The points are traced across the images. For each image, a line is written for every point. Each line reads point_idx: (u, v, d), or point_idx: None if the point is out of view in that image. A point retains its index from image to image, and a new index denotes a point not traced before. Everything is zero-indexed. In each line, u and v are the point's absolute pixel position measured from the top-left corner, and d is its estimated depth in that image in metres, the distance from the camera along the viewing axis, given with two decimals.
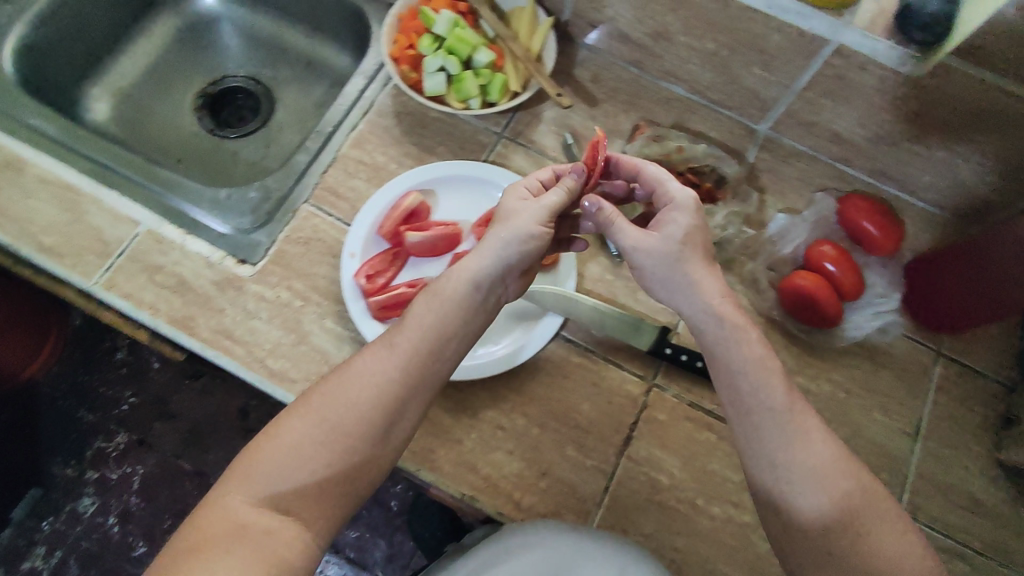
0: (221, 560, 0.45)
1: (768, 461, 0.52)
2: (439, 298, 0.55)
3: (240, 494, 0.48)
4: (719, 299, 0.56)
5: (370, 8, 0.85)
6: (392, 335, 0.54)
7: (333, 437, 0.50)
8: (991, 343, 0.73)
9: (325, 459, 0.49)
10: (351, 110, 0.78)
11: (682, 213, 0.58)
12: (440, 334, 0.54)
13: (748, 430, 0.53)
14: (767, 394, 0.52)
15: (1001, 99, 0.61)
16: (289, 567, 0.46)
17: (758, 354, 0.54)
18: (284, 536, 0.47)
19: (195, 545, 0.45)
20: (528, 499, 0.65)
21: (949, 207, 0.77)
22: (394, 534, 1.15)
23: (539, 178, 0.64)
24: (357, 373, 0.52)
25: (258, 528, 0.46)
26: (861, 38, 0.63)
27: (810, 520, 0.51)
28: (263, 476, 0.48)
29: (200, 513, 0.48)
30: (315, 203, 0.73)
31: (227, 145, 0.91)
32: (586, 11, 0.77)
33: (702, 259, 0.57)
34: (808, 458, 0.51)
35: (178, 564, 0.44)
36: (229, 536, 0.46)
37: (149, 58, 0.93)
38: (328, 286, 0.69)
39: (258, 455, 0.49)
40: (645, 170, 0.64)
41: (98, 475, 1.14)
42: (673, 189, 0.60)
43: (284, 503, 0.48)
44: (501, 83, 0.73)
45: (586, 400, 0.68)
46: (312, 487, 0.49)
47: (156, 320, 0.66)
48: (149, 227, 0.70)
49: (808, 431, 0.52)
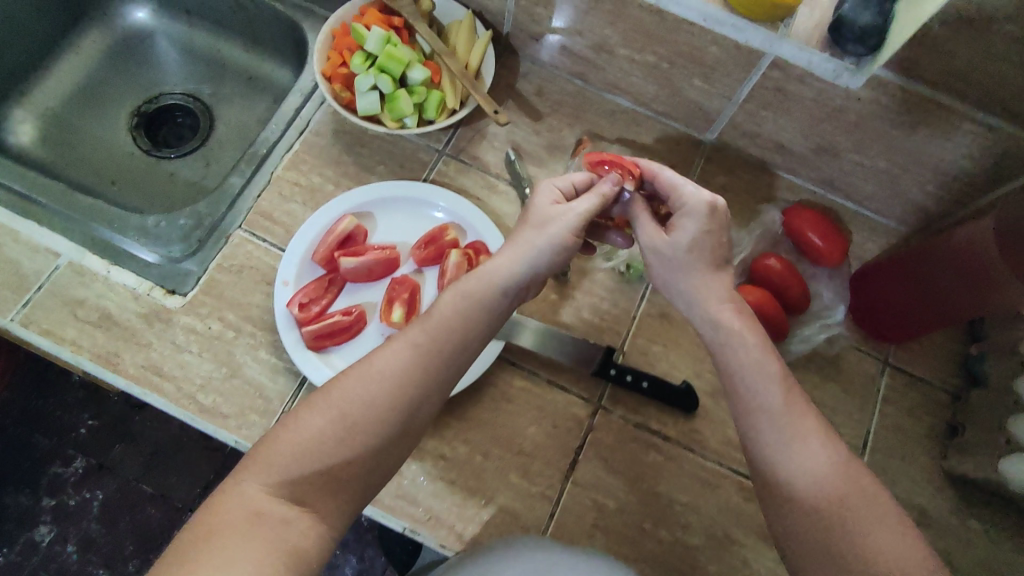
0: (233, 548, 0.42)
1: (770, 461, 0.51)
2: (465, 297, 0.54)
3: (257, 480, 0.46)
4: (720, 305, 0.56)
5: (308, 23, 0.82)
6: (416, 329, 0.53)
7: (353, 431, 0.49)
8: (936, 351, 0.73)
9: (346, 452, 0.48)
10: (287, 130, 0.76)
11: (693, 219, 0.56)
12: (462, 332, 0.54)
13: (748, 429, 0.53)
14: (767, 395, 0.52)
15: (936, 111, 0.60)
16: (303, 559, 0.44)
17: (755, 357, 0.53)
18: (300, 526, 0.45)
19: (206, 532, 0.43)
20: (471, 530, 0.63)
21: (894, 216, 0.77)
22: (365, 549, 1.10)
23: (570, 181, 0.62)
24: (378, 367, 0.51)
25: (275, 517, 0.44)
26: (796, 50, 0.62)
27: (803, 529, 0.49)
28: (282, 465, 0.47)
29: (211, 500, 0.46)
30: (247, 229, 0.71)
31: (164, 166, 0.87)
32: (526, 24, 0.75)
33: (709, 265, 0.57)
34: (806, 462, 0.50)
35: (190, 551, 0.42)
36: (244, 521, 0.44)
37: (79, 76, 0.89)
38: (262, 315, 0.67)
39: (275, 442, 0.48)
40: (661, 174, 0.59)
41: (56, 502, 1.08)
42: (686, 193, 0.57)
43: (300, 493, 0.46)
44: (437, 100, 0.71)
45: (530, 425, 0.67)
46: (330, 478, 0.48)
47: (78, 357, 0.64)
48: (70, 258, 0.67)
49: (807, 435, 0.51)
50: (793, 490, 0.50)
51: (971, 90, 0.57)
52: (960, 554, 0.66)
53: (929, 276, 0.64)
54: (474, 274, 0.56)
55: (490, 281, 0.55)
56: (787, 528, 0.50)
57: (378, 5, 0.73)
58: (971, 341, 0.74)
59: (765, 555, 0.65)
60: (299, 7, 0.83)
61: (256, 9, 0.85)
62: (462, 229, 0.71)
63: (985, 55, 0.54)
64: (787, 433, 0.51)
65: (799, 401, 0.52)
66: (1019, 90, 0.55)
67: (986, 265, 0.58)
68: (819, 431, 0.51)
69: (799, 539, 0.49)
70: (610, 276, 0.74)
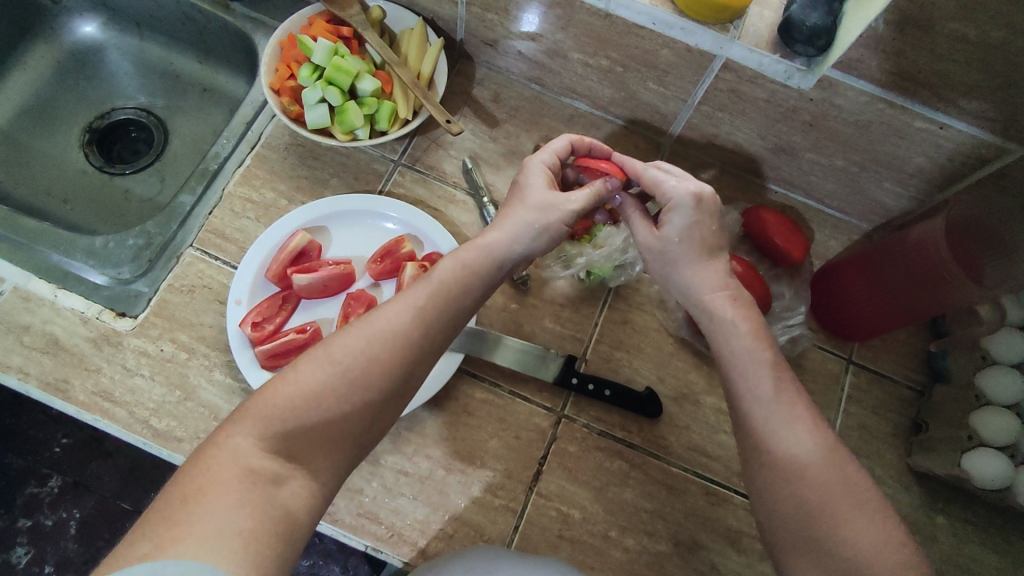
0: (221, 506, 0.40)
1: (755, 446, 0.49)
2: (464, 267, 0.53)
3: (248, 435, 0.43)
4: (712, 293, 0.54)
5: (259, 34, 0.81)
6: (419, 291, 0.51)
7: (352, 387, 0.46)
8: (898, 348, 0.73)
9: (345, 408, 0.46)
10: (239, 145, 0.75)
11: (681, 212, 0.55)
12: (460, 298, 0.52)
13: (736, 413, 0.51)
14: (756, 381, 0.49)
15: (886, 110, 0.60)
16: (294, 521, 0.42)
17: (746, 346, 0.51)
18: (293, 486, 0.43)
19: (195, 491, 0.40)
20: (434, 546, 0.62)
21: (854, 213, 0.77)
22: (348, 559, 1.05)
23: (551, 153, 0.61)
24: (379, 324, 0.49)
25: (268, 475, 0.42)
26: (747, 52, 0.61)
27: (785, 518, 0.47)
28: (277, 419, 0.44)
29: (200, 454, 0.43)
30: (198, 247, 0.69)
31: (118, 182, 0.86)
32: (479, 30, 0.74)
33: (702, 254, 0.56)
34: (791, 447, 0.47)
35: (178, 508, 0.39)
36: (235, 480, 0.41)
37: (26, 93, 0.87)
38: (216, 335, 0.66)
39: (272, 394, 0.45)
40: (645, 175, 0.58)
41: (31, 523, 1.02)
42: (672, 187, 0.56)
43: (293, 449, 0.44)
44: (389, 110, 0.70)
45: (493, 437, 0.66)
46: (324, 434, 0.46)
47: (26, 385, 0.62)
48: (15, 284, 0.66)
49: (795, 422, 0.48)
50: (775, 480, 0.47)
51: (921, 89, 0.56)
52: (929, 550, 0.65)
53: (882, 276, 0.65)
54: (472, 245, 0.55)
55: (488, 256, 0.54)
56: (770, 516, 0.48)
57: (326, 15, 0.73)
58: (934, 337, 0.73)
59: (735, 558, 0.64)
60: (249, 17, 0.81)
61: (205, 19, 0.83)
62: (418, 240, 0.70)
63: (932, 55, 0.53)
64: (775, 420, 0.48)
65: (789, 385, 0.50)
66: (969, 87, 0.54)
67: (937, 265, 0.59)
68: (810, 419, 0.48)
69: (782, 528, 0.47)
70: (570, 283, 0.73)
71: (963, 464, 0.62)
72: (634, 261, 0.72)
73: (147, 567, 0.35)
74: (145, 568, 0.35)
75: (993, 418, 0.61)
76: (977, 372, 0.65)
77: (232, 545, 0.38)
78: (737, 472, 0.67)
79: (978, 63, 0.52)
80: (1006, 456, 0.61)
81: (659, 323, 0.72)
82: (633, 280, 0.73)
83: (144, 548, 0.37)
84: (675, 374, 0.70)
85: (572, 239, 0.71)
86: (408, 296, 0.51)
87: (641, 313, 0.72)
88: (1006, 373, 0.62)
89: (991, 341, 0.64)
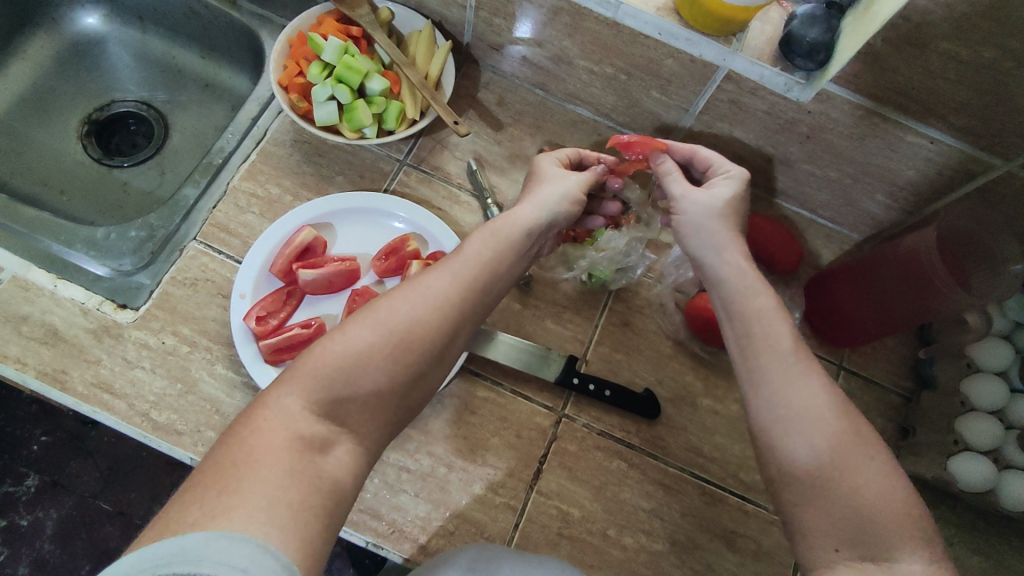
0: (273, 469, 0.40)
1: (767, 400, 0.49)
2: (497, 238, 0.56)
3: (298, 396, 0.44)
4: (743, 257, 0.56)
5: (265, 31, 0.81)
6: (455, 261, 0.54)
7: (400, 349, 0.48)
8: (888, 355, 0.75)
9: (391, 372, 0.47)
10: (245, 140, 0.76)
11: (734, 182, 0.61)
12: (494, 267, 0.55)
13: (753, 372, 0.50)
14: (778, 337, 0.51)
15: (882, 125, 0.62)
16: (341, 486, 0.43)
17: (771, 305, 0.53)
18: (338, 452, 0.44)
19: (246, 454, 0.40)
20: (435, 543, 0.62)
21: (845, 223, 0.79)
22: (333, 561, 1.03)
23: (565, 153, 0.68)
24: (422, 290, 0.51)
25: (316, 442, 0.43)
26: (748, 64, 0.62)
27: (797, 467, 0.47)
28: (325, 384, 0.45)
29: (249, 414, 0.43)
30: (202, 241, 0.69)
31: (116, 175, 0.85)
32: (486, 35, 0.76)
33: (736, 225, 0.59)
34: (804, 398, 0.48)
35: (229, 472, 0.39)
36: (286, 447, 0.41)
37: (24, 83, 0.86)
38: (218, 329, 0.66)
39: (319, 354, 0.46)
40: (700, 152, 0.65)
41: (5, 523, 0.99)
42: (731, 164, 0.63)
43: (341, 415, 0.45)
44: (398, 109, 0.71)
45: (495, 434, 0.67)
46: (372, 399, 0.47)
47: (23, 376, 0.61)
48: (14, 272, 0.65)
49: (811, 375, 0.49)
50: (789, 430, 0.47)
51: (913, 104, 0.58)
52: None
53: (873, 264, 0.66)
54: (502, 220, 0.58)
55: (515, 232, 0.57)
56: (778, 466, 0.48)
57: (336, 15, 0.74)
58: (921, 345, 0.75)
59: (729, 559, 0.65)
60: (255, 14, 0.81)
61: (210, 15, 0.83)
62: (422, 239, 0.71)
63: (925, 72, 0.55)
64: (791, 373, 0.49)
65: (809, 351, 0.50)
66: (960, 106, 0.56)
67: (918, 249, 0.61)
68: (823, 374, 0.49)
69: (790, 477, 0.47)
70: (572, 285, 0.74)
71: (947, 466, 0.65)
72: (635, 265, 0.74)
73: (201, 537, 0.35)
74: (196, 539, 0.35)
75: (978, 423, 0.64)
76: (961, 377, 0.68)
77: (284, 516, 0.38)
78: (733, 474, 0.68)
79: (969, 81, 0.54)
80: (987, 458, 0.64)
81: (658, 326, 0.74)
82: (633, 284, 0.75)
83: (198, 513, 0.37)
84: (673, 377, 0.72)
85: (573, 241, 0.73)
86: (445, 266, 0.53)
87: (640, 316, 0.74)
88: (989, 380, 0.66)
89: (975, 349, 0.68)
